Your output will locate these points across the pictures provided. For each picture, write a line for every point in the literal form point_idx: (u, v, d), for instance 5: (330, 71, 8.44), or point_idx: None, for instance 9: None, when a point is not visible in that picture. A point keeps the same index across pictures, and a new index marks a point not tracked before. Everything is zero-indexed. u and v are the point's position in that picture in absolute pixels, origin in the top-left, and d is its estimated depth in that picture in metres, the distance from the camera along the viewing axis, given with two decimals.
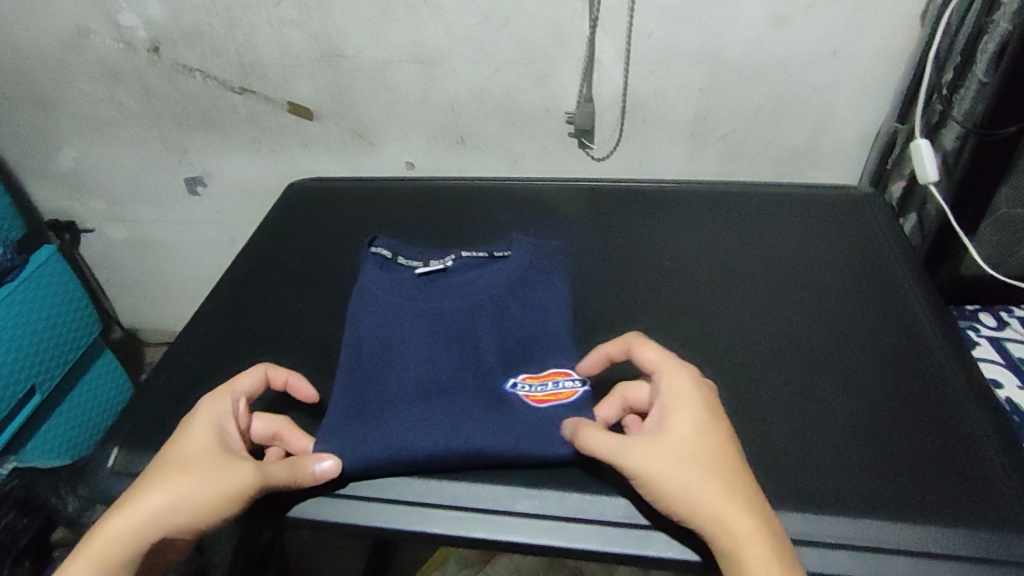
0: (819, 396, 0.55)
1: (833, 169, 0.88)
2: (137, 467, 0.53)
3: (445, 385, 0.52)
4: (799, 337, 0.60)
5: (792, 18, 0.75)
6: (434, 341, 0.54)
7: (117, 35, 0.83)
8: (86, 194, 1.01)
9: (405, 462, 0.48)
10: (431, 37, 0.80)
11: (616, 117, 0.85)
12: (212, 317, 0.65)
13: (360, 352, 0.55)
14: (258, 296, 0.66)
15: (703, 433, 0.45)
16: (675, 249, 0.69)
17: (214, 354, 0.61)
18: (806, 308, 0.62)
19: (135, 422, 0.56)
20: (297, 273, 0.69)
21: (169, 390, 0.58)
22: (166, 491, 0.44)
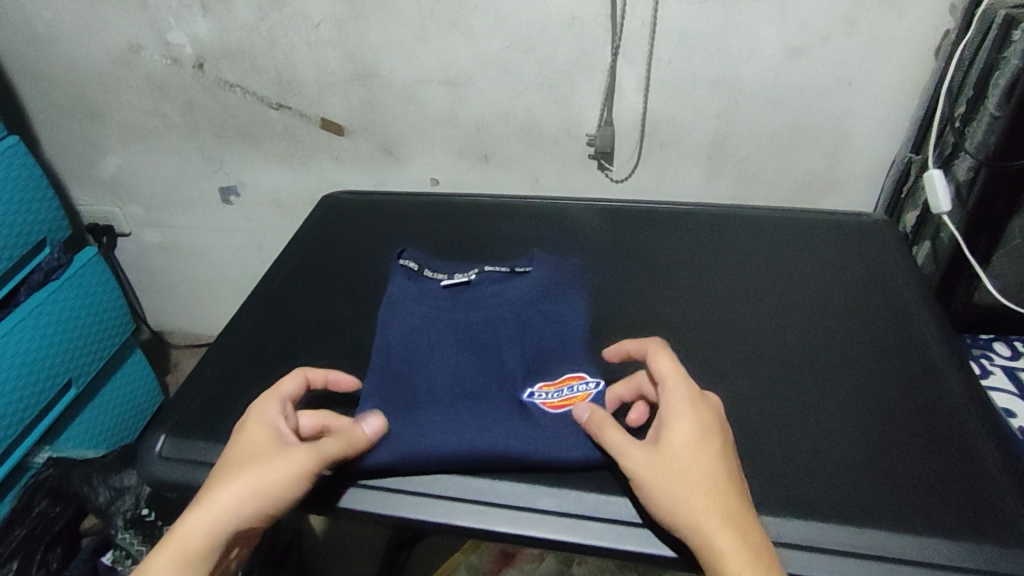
0: (832, 413, 0.56)
1: (849, 196, 0.90)
2: (176, 455, 0.56)
3: (470, 389, 0.54)
4: (811, 355, 0.61)
5: (809, 50, 0.78)
6: (459, 348, 0.57)
7: (166, 51, 0.88)
8: (125, 200, 1.06)
9: (431, 462, 0.51)
10: (460, 60, 0.84)
11: (635, 140, 0.88)
12: (248, 318, 0.68)
13: (387, 355, 0.57)
14: (291, 300, 0.70)
15: (705, 450, 0.47)
16: (691, 268, 0.71)
17: (250, 352, 0.64)
18: (821, 329, 0.64)
19: (174, 413, 0.59)
20: (329, 279, 0.72)
21: (207, 385, 0.61)
22: (233, 485, 0.46)
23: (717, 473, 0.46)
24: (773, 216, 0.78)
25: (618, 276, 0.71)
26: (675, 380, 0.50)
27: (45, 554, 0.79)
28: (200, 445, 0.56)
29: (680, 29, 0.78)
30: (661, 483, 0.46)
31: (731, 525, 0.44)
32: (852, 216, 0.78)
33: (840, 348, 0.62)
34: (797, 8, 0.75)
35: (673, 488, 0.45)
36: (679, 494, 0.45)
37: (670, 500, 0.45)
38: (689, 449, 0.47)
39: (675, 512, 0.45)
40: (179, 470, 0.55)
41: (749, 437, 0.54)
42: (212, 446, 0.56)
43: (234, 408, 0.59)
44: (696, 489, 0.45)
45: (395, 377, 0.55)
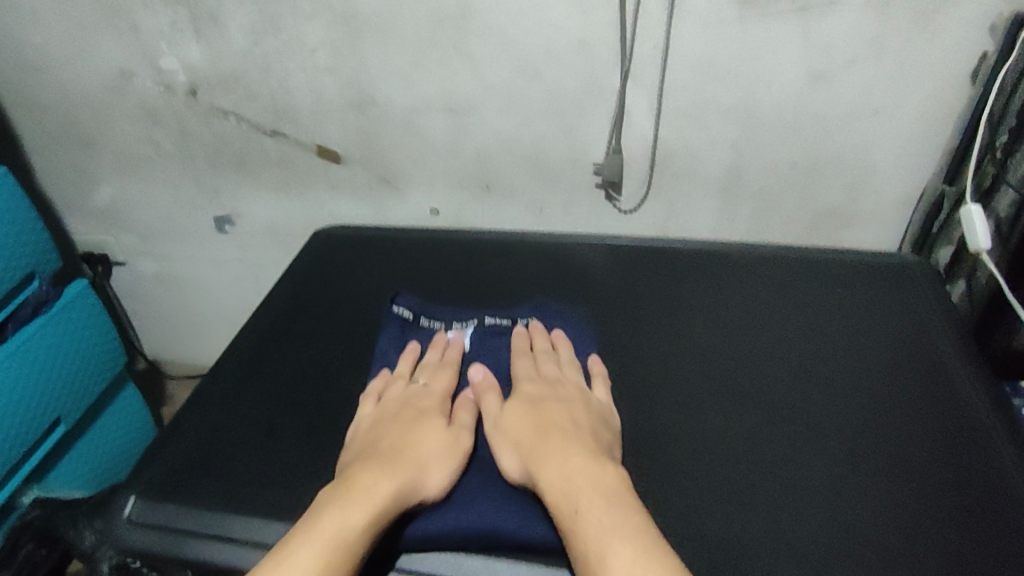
0: (856, 485, 0.51)
1: (874, 230, 0.84)
2: (145, 521, 0.52)
3: (459, 459, 0.52)
4: (838, 417, 0.56)
5: (832, 75, 0.73)
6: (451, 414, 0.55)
7: (158, 78, 0.85)
8: (120, 229, 1.03)
9: (414, 538, 0.48)
10: (462, 87, 0.80)
11: (645, 170, 0.83)
12: (230, 367, 0.64)
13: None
14: (275, 346, 0.66)
15: (536, 391, 0.54)
16: (707, 311, 0.67)
17: (229, 403, 0.60)
18: (846, 387, 0.59)
19: (145, 473, 0.55)
20: (316, 323, 0.68)
21: (181, 440, 0.57)
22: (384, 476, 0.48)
23: (541, 408, 0.52)
24: (795, 256, 0.73)
25: (624, 325, 0.66)
26: (523, 363, 0.58)
27: None
28: (171, 511, 0.52)
29: (693, 55, 0.74)
30: (494, 428, 0.52)
31: (563, 448, 0.48)
32: (878, 255, 0.72)
33: (868, 407, 0.57)
34: (819, 31, 0.70)
35: (509, 431, 0.51)
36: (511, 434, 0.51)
37: (501, 437, 0.51)
38: (516, 404, 0.54)
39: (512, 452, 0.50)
40: (149, 538, 0.52)
41: (765, 513, 0.50)
42: (183, 511, 0.52)
43: (208, 467, 0.55)
44: (524, 424, 0.51)
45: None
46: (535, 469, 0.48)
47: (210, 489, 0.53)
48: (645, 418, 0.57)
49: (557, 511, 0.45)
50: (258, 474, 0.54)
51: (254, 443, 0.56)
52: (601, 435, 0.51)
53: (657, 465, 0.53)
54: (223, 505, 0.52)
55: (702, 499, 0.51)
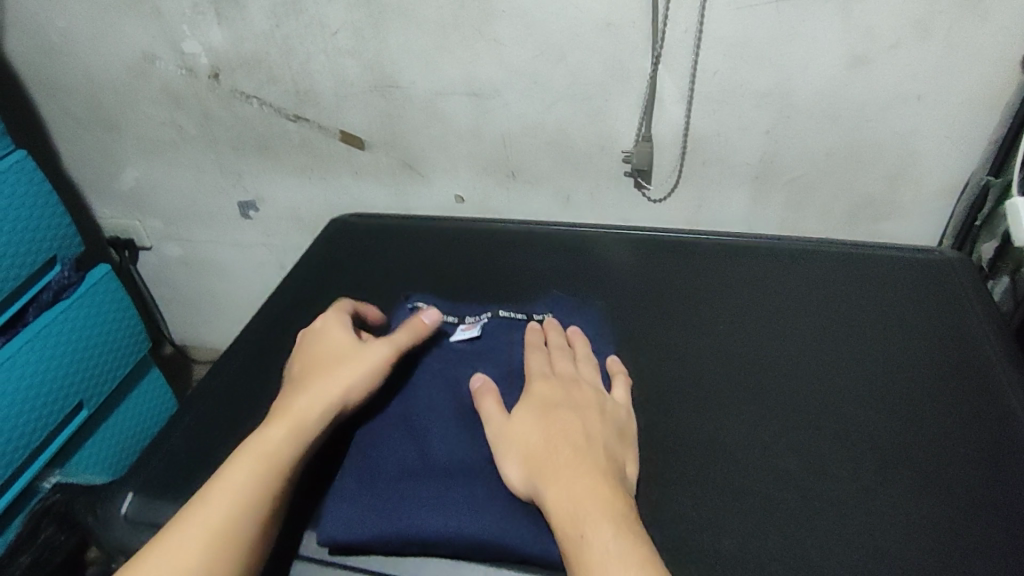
0: (886, 503, 0.50)
1: (912, 221, 0.81)
2: (144, 519, 0.52)
3: (467, 463, 0.50)
4: (867, 423, 0.55)
5: (873, 59, 0.70)
6: (459, 413, 0.54)
7: (180, 61, 0.84)
8: (144, 212, 1.03)
9: (414, 541, 0.47)
10: (486, 70, 0.78)
11: (675, 157, 0.81)
12: (248, 359, 0.64)
13: (383, 415, 0.55)
14: (298, 337, 0.65)
15: (548, 393, 0.52)
16: (735, 309, 0.65)
17: (251, 396, 0.60)
18: (874, 393, 0.57)
19: (155, 468, 0.55)
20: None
21: (203, 435, 0.57)
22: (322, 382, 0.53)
23: (553, 414, 0.50)
24: (826, 252, 0.71)
25: (650, 322, 0.65)
26: (536, 359, 0.56)
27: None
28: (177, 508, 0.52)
29: (728, 37, 0.71)
30: (501, 431, 0.50)
31: (571, 463, 0.45)
32: (914, 252, 0.70)
33: (896, 416, 0.55)
34: (861, 12, 0.67)
35: (515, 435, 0.49)
36: (518, 439, 0.49)
37: (507, 442, 0.49)
38: (525, 407, 0.51)
39: (517, 458, 0.48)
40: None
41: (789, 527, 0.49)
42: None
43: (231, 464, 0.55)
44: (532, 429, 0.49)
45: (391, 440, 0.53)
46: (541, 483, 0.45)
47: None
48: (667, 422, 0.56)
49: (561, 530, 0.43)
50: None
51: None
52: (612, 448, 0.49)
53: (680, 473, 0.52)
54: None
55: (727, 513, 0.50)
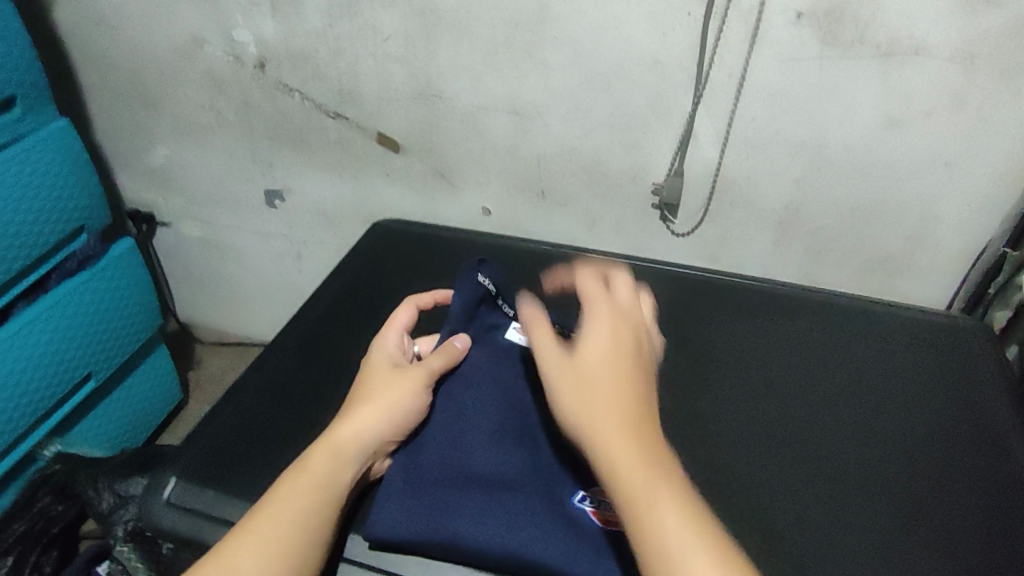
0: (901, 560, 0.51)
1: (926, 282, 0.83)
2: (185, 504, 0.52)
3: (512, 480, 0.50)
4: (887, 477, 0.56)
5: (906, 123, 0.72)
6: (506, 426, 0.53)
7: (228, 48, 0.85)
8: (170, 190, 1.03)
9: (457, 551, 0.47)
10: (530, 91, 0.79)
11: (704, 196, 0.83)
12: (283, 353, 0.64)
13: (435, 413, 0.54)
14: (330, 336, 0.66)
15: (614, 338, 0.50)
16: (760, 351, 0.67)
17: (286, 390, 0.60)
18: (892, 451, 0.58)
19: (184, 455, 0.55)
20: (374, 316, 0.68)
21: (227, 424, 0.57)
22: (361, 424, 0.50)
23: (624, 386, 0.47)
24: (853, 307, 0.72)
25: (674, 354, 0.66)
26: (600, 295, 0.54)
27: (41, 557, 0.79)
28: (212, 497, 0.52)
29: (769, 86, 0.73)
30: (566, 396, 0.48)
31: (641, 447, 0.44)
32: (931, 315, 0.72)
33: (912, 475, 0.57)
34: (898, 77, 0.69)
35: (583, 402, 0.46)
36: (591, 408, 0.46)
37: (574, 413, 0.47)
38: (586, 365, 0.48)
39: (586, 431, 0.45)
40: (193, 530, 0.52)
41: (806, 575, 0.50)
42: (224, 500, 0.52)
43: (253, 455, 0.55)
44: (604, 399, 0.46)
45: (440, 441, 0.52)
46: (611, 457, 0.44)
47: (254, 481, 0.53)
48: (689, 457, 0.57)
49: (633, 514, 0.42)
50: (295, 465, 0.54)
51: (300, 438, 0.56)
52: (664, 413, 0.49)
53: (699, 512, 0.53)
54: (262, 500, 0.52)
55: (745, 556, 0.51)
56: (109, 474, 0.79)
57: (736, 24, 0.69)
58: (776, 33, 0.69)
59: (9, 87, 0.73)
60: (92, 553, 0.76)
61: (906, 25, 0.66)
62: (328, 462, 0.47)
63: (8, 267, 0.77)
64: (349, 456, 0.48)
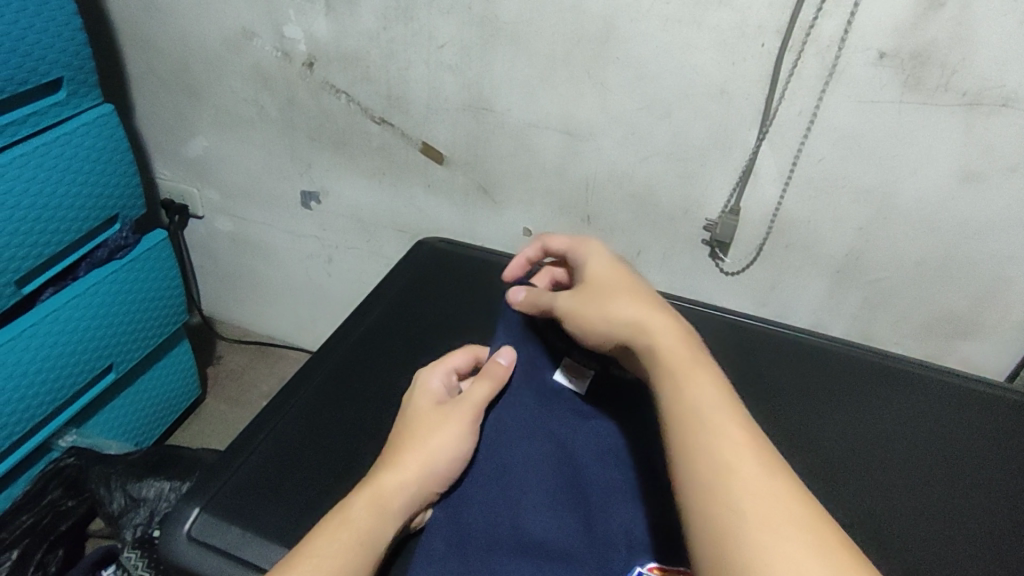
0: None
1: (989, 344, 0.78)
2: (209, 539, 0.49)
3: (565, 546, 0.46)
4: (960, 567, 0.52)
5: (986, 177, 0.67)
6: (559, 485, 0.50)
7: (278, 44, 0.83)
8: (205, 183, 1.01)
9: None
10: (585, 112, 0.76)
11: (759, 236, 0.79)
12: (319, 378, 0.62)
13: (481, 469, 0.50)
14: (369, 362, 0.63)
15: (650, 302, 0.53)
16: (818, 412, 0.64)
17: (320, 419, 0.58)
18: (956, 534, 0.55)
19: (210, 481, 0.53)
20: (414, 345, 0.65)
21: (260, 453, 0.55)
22: (407, 474, 0.47)
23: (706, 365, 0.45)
24: (911, 373, 0.68)
25: None
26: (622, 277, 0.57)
27: (47, 554, 0.78)
28: (238, 534, 0.49)
29: (842, 127, 0.68)
30: (660, 370, 0.45)
31: (741, 431, 0.39)
32: (989, 387, 0.68)
33: (978, 564, 0.53)
34: (984, 129, 0.65)
35: (682, 379, 0.43)
36: (689, 386, 0.43)
37: (669, 387, 0.43)
38: (682, 343, 0.46)
39: (680, 404, 0.42)
40: (208, 560, 0.49)
41: None
42: (249, 538, 0.49)
43: (280, 487, 0.52)
44: (704, 382, 0.43)
45: (485, 497, 0.49)
46: (706, 432, 0.40)
47: (277, 514, 0.50)
48: None
49: (722, 493, 0.36)
50: (326, 501, 0.51)
51: (331, 474, 0.53)
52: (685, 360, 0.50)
53: None
54: (284, 539, 0.49)
55: None
56: (122, 473, 0.79)
57: (813, 60, 0.65)
58: (855, 73, 0.65)
59: (55, 69, 0.71)
60: (98, 557, 0.75)
61: (999, 76, 0.62)
62: (371, 514, 0.45)
63: (40, 255, 0.74)
64: (393, 512, 0.45)
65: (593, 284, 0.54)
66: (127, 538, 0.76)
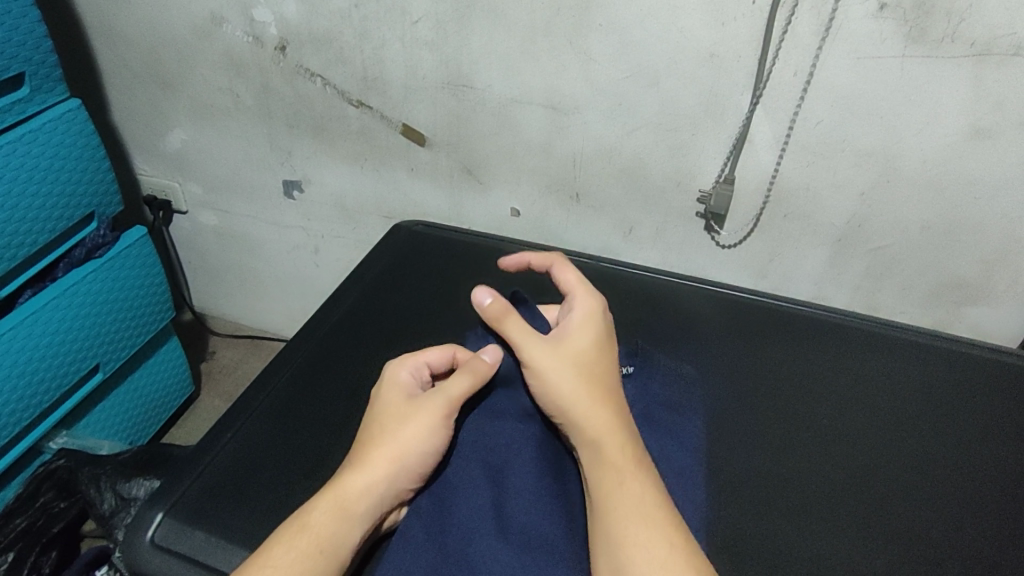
0: None
1: (1002, 310, 0.75)
2: (173, 545, 0.48)
3: (543, 536, 0.45)
4: (957, 543, 0.51)
5: (997, 132, 0.63)
6: (538, 473, 0.48)
7: (249, 28, 0.80)
8: (186, 176, 0.99)
9: None
10: (568, 85, 0.72)
11: (755, 206, 0.75)
12: (290, 374, 0.60)
13: (466, 450, 0.50)
14: (343, 354, 0.62)
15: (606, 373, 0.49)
16: (814, 389, 0.62)
17: (291, 417, 0.56)
18: (955, 511, 0.53)
19: (176, 485, 0.51)
20: (390, 337, 0.63)
21: (228, 454, 0.53)
22: (371, 474, 0.45)
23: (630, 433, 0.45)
24: (910, 344, 0.66)
25: (715, 393, 0.61)
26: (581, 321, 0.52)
27: (40, 556, 0.77)
28: (203, 540, 0.48)
29: (840, 87, 0.64)
30: (600, 463, 0.43)
31: (659, 501, 0.42)
32: (989, 351, 0.66)
33: (983, 534, 0.52)
34: (991, 82, 0.60)
35: (624, 474, 0.43)
36: (629, 484, 0.42)
37: (609, 484, 0.42)
38: (629, 440, 0.45)
39: (620, 483, 0.42)
40: (172, 568, 0.47)
41: None
42: (213, 544, 0.48)
43: (245, 490, 0.51)
44: (648, 485, 0.42)
45: (468, 482, 0.48)
46: (633, 541, 0.40)
47: (242, 517, 0.49)
48: (723, 516, 0.51)
49: (626, 555, 0.39)
50: (296, 501, 0.50)
51: (299, 473, 0.52)
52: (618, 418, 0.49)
53: None
54: (250, 543, 0.47)
55: None
56: (111, 473, 0.78)
57: (808, 15, 0.61)
58: (852, 27, 0.61)
59: (15, 64, 0.69)
60: (90, 558, 0.74)
61: (1010, 22, 0.57)
62: (334, 518, 0.43)
63: (15, 256, 0.73)
64: (357, 515, 0.43)
65: (575, 350, 0.49)
66: (117, 539, 0.74)
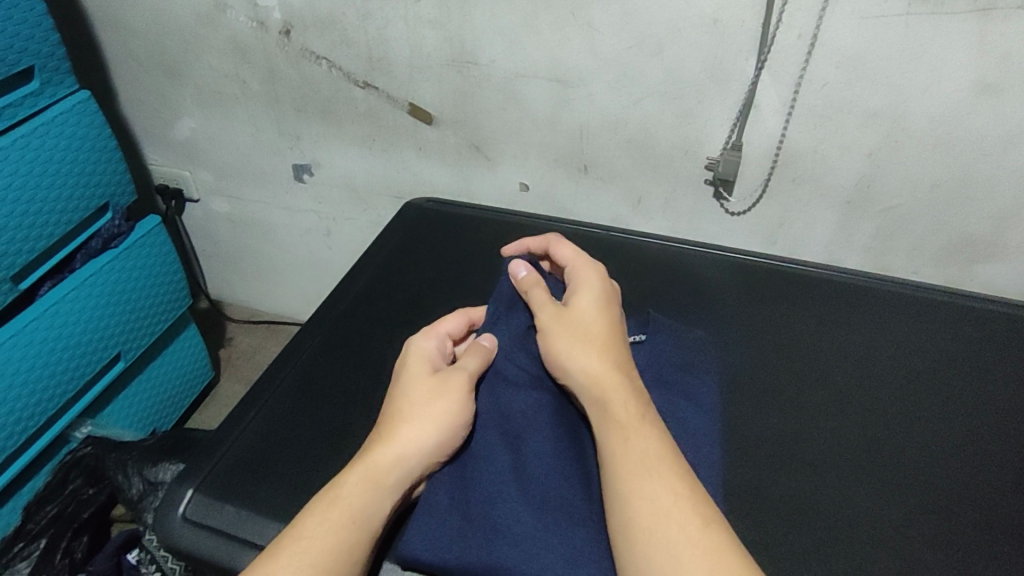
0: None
1: (1014, 265, 0.75)
2: (207, 517, 0.50)
3: (562, 498, 0.47)
4: (964, 490, 0.52)
5: (1004, 87, 0.63)
6: (555, 438, 0.50)
7: (252, 14, 0.80)
8: (196, 164, 1.00)
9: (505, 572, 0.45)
10: (573, 57, 0.73)
11: (763, 172, 0.75)
12: (310, 351, 0.61)
13: (484, 418, 0.51)
14: (362, 331, 0.63)
15: (604, 333, 0.50)
16: (826, 347, 0.63)
17: (314, 392, 0.57)
18: (963, 460, 0.54)
19: (206, 461, 0.53)
20: (406, 312, 0.65)
21: (254, 430, 0.55)
22: (399, 447, 0.46)
23: (638, 395, 0.46)
24: (918, 300, 0.67)
25: (726, 354, 0.62)
26: (583, 285, 0.53)
27: (72, 541, 0.78)
28: (235, 512, 0.50)
29: (846, 48, 0.64)
30: (607, 422, 0.45)
31: (666, 458, 0.43)
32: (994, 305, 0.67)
33: (993, 480, 0.53)
34: (998, 36, 0.60)
35: (628, 430, 0.44)
36: (634, 440, 0.43)
37: (612, 441, 0.44)
38: (636, 398, 0.46)
39: (628, 444, 0.43)
40: (207, 537, 0.49)
41: None
42: (245, 515, 0.49)
43: (273, 462, 0.52)
44: (649, 438, 0.44)
45: (487, 449, 0.49)
46: (636, 492, 0.41)
47: (272, 489, 0.51)
48: (738, 469, 0.53)
49: (629, 509, 0.41)
50: (323, 471, 0.51)
51: (324, 446, 0.53)
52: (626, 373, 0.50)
53: (758, 532, 0.49)
54: (280, 512, 0.49)
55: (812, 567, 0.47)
56: (138, 458, 0.80)
57: None
58: None
59: (25, 59, 0.70)
60: (122, 540, 0.75)
61: None
62: (364, 491, 0.44)
63: (33, 249, 0.74)
64: (385, 486, 0.45)
65: (575, 315, 0.51)
66: (149, 521, 0.74)
